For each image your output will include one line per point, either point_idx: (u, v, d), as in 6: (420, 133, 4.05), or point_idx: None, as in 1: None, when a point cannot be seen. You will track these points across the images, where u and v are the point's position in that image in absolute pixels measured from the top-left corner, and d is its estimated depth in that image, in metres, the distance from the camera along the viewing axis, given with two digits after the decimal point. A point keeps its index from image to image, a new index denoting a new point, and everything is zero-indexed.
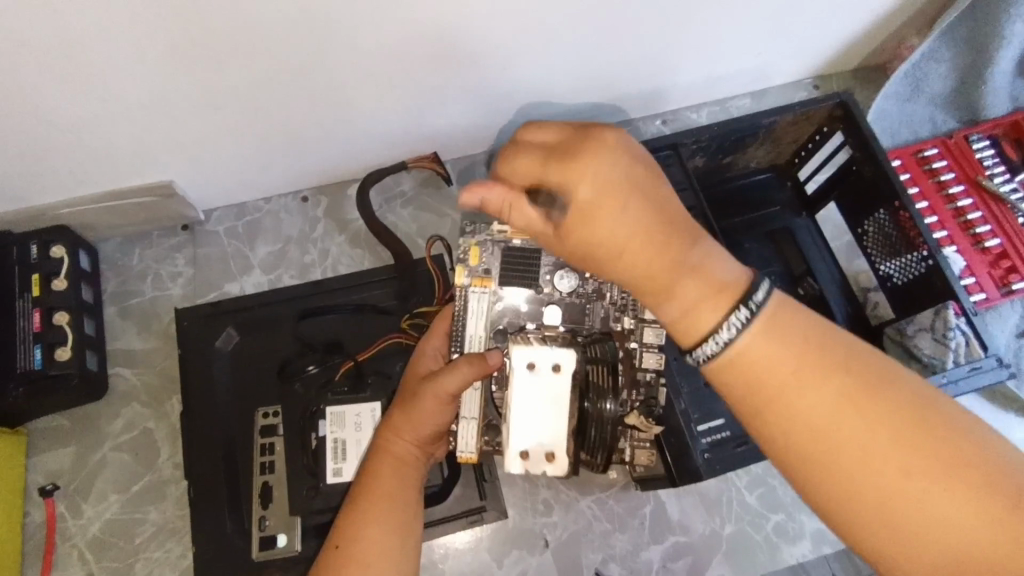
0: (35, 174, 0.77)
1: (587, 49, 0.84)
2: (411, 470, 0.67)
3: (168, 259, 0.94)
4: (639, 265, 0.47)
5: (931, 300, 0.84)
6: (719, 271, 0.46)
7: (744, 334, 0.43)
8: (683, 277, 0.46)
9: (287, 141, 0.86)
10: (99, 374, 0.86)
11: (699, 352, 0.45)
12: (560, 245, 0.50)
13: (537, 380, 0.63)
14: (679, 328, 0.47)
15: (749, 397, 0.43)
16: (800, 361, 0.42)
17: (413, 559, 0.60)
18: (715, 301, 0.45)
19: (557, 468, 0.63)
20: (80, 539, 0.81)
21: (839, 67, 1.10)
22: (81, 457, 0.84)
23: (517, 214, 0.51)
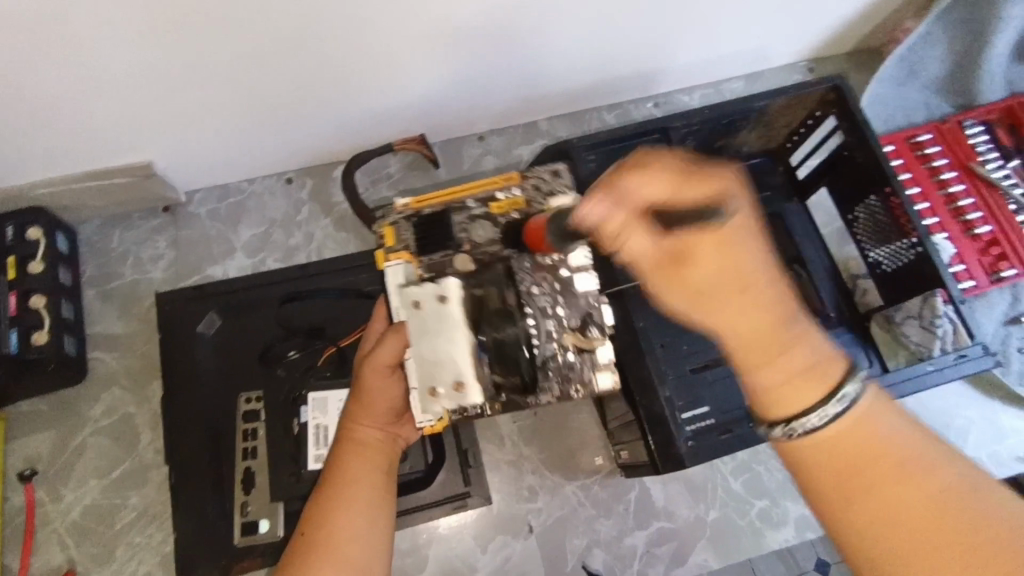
0: (10, 152, 0.75)
1: (578, 28, 0.82)
2: (379, 451, 0.65)
3: (149, 241, 0.93)
4: (739, 329, 0.40)
5: (923, 288, 0.83)
6: (819, 344, 0.41)
7: (850, 413, 0.39)
8: (797, 337, 0.41)
9: (270, 121, 0.85)
10: (79, 358, 0.84)
11: (790, 428, 0.40)
12: (673, 285, 0.41)
13: (425, 320, 0.58)
14: (774, 397, 0.41)
15: (835, 476, 0.39)
16: (909, 440, 0.39)
17: (383, 538, 0.60)
18: (809, 377, 0.40)
19: (470, 396, 0.56)
20: (60, 524, 0.80)
21: (833, 50, 1.09)
22: (61, 441, 0.83)
23: (630, 238, 0.42)
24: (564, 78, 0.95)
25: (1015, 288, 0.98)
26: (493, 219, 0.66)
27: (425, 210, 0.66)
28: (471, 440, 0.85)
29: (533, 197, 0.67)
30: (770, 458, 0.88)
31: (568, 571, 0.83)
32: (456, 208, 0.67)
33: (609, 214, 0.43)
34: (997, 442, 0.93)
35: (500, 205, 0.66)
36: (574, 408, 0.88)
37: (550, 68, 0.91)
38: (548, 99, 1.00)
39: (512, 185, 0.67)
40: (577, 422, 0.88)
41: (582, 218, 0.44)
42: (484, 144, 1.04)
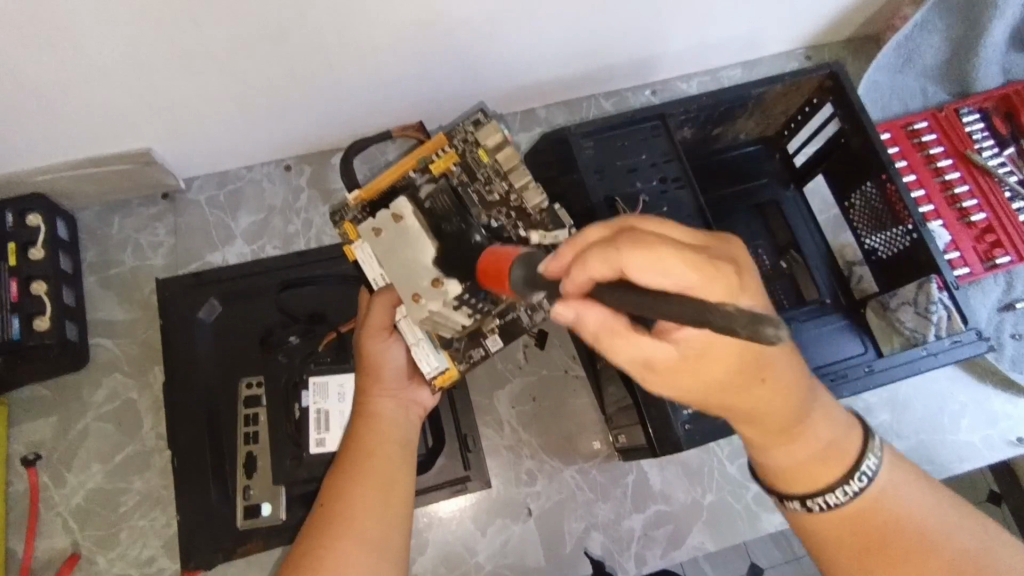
0: (8, 138, 0.75)
1: (573, 15, 0.82)
2: (392, 422, 0.67)
3: (148, 228, 0.93)
4: (762, 420, 0.45)
5: (919, 273, 0.83)
6: (842, 424, 0.48)
7: (869, 490, 0.48)
8: (812, 426, 0.46)
9: (268, 108, 0.85)
10: (80, 344, 0.85)
11: (811, 502, 0.49)
12: (677, 381, 0.40)
13: (388, 239, 0.66)
14: (795, 474, 0.48)
15: (860, 548, 0.48)
16: (922, 511, 0.48)
17: (397, 508, 0.62)
18: (827, 459, 0.47)
19: (449, 287, 0.63)
20: (64, 508, 0.81)
21: (831, 37, 1.09)
22: (64, 426, 0.83)
23: (615, 347, 0.40)
24: (560, 65, 0.95)
25: (1009, 275, 0.98)
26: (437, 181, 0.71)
27: (374, 198, 0.71)
28: (470, 425, 0.86)
29: (463, 149, 0.71)
30: None
31: (567, 554, 0.84)
32: (402, 182, 0.72)
33: (583, 302, 0.40)
34: (990, 426, 0.94)
35: (438, 165, 0.71)
36: (573, 392, 0.89)
37: (547, 55, 0.91)
38: (544, 86, 1.01)
39: (442, 145, 0.72)
40: (575, 407, 0.89)
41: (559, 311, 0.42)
42: None
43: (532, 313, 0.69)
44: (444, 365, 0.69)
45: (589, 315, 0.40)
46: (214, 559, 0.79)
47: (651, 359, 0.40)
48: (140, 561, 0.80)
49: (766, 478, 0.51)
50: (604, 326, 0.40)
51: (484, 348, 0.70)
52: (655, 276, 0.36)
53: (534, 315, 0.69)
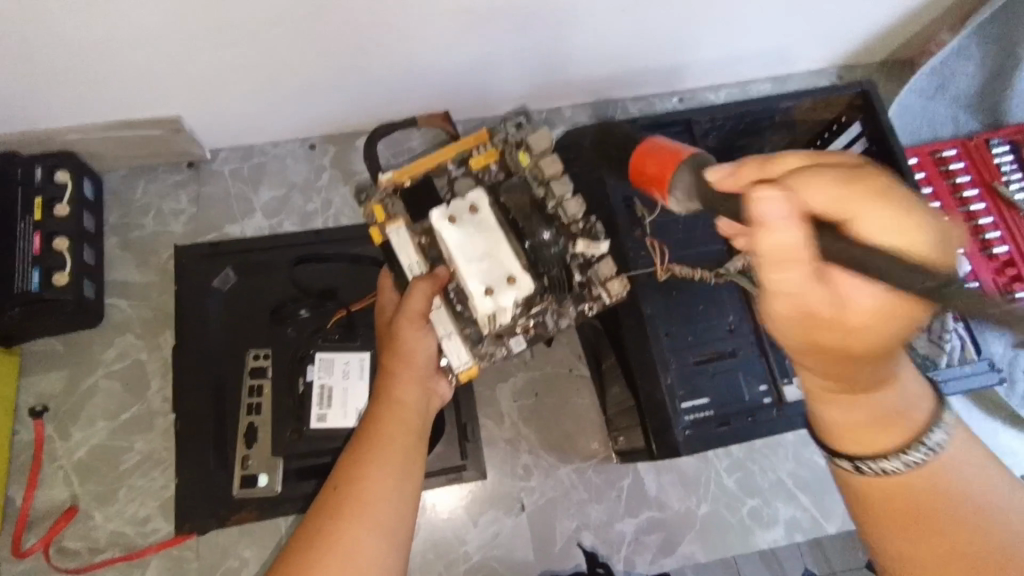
0: (44, 94, 0.77)
1: (606, 17, 0.83)
2: (414, 410, 0.68)
3: (171, 195, 0.94)
4: (844, 379, 0.45)
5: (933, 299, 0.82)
6: (912, 393, 0.47)
7: (930, 461, 0.46)
8: (889, 394, 0.47)
9: (297, 87, 0.86)
10: (95, 302, 0.85)
11: (861, 464, 0.47)
12: (819, 334, 0.43)
13: (464, 228, 0.68)
14: (850, 435, 0.48)
15: (899, 511, 0.46)
16: (979, 488, 0.45)
17: (413, 501, 0.63)
18: (891, 428, 0.47)
19: (524, 283, 0.66)
20: (66, 461, 0.80)
21: (862, 59, 1.08)
22: (73, 381, 0.84)
23: (778, 249, 0.41)
24: (590, 66, 0.96)
25: None
26: (474, 175, 0.74)
27: (409, 182, 0.73)
28: (470, 416, 0.86)
29: (504, 149, 0.73)
30: (765, 458, 0.89)
31: (557, 552, 0.83)
32: (438, 175, 0.74)
33: (789, 220, 0.41)
34: None
35: (478, 161, 0.73)
36: (575, 391, 0.89)
37: (581, 55, 0.92)
38: (573, 85, 1.01)
39: (483, 143, 0.74)
40: (576, 407, 0.89)
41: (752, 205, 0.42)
42: None
43: (556, 317, 0.72)
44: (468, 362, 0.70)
45: (783, 235, 0.41)
46: (208, 525, 0.78)
47: (799, 299, 0.42)
48: (136, 520, 0.79)
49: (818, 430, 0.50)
50: (788, 253, 0.41)
51: (509, 345, 0.72)
52: (883, 240, 0.41)
53: (560, 320, 0.72)
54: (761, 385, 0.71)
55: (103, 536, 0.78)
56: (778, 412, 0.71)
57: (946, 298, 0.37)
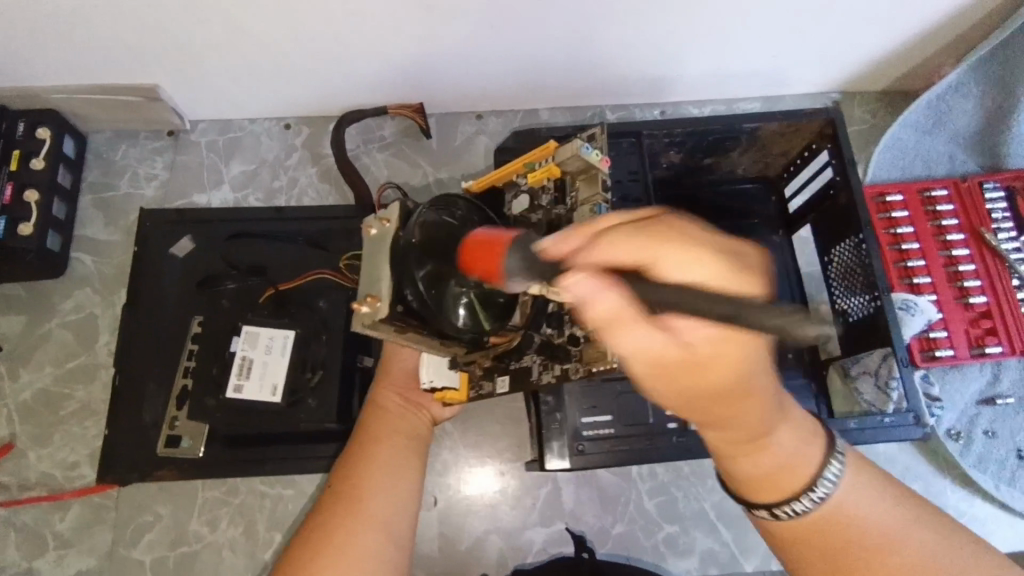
0: (26, 53, 0.81)
1: (574, 20, 0.82)
2: (399, 415, 0.75)
3: (148, 160, 0.98)
4: (731, 427, 0.42)
5: (875, 344, 0.78)
6: (800, 436, 0.45)
7: (828, 501, 0.44)
8: (780, 434, 0.44)
9: (270, 66, 0.88)
10: (59, 254, 0.90)
11: (777, 510, 0.46)
12: (686, 388, 0.39)
13: None
14: (754, 484, 0.46)
15: (814, 554, 0.45)
16: (879, 518, 0.44)
17: (412, 491, 0.68)
18: (790, 469, 0.45)
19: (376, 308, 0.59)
20: (11, 400, 0.85)
21: (863, 87, 1.03)
22: (30, 326, 0.89)
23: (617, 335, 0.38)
24: (565, 72, 0.95)
25: (995, 369, 0.91)
26: (534, 193, 0.71)
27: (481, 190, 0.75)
28: None
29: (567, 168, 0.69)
30: (691, 486, 0.87)
31: (462, 551, 0.83)
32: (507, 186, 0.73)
33: (598, 290, 0.38)
34: None
35: (535, 177, 0.70)
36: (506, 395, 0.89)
37: (554, 58, 0.91)
38: (551, 90, 1.00)
39: (546, 156, 0.69)
40: (504, 410, 0.88)
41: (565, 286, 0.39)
42: (479, 122, 1.03)
43: (541, 369, 0.67)
44: (455, 385, 0.74)
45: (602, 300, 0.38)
46: (129, 478, 0.82)
47: (651, 356, 0.38)
48: (65, 464, 0.83)
49: (732, 486, 0.48)
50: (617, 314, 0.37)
51: (493, 385, 0.72)
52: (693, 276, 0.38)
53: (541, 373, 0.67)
54: (669, 408, 0.70)
55: (33, 475, 0.83)
56: (682, 437, 0.69)
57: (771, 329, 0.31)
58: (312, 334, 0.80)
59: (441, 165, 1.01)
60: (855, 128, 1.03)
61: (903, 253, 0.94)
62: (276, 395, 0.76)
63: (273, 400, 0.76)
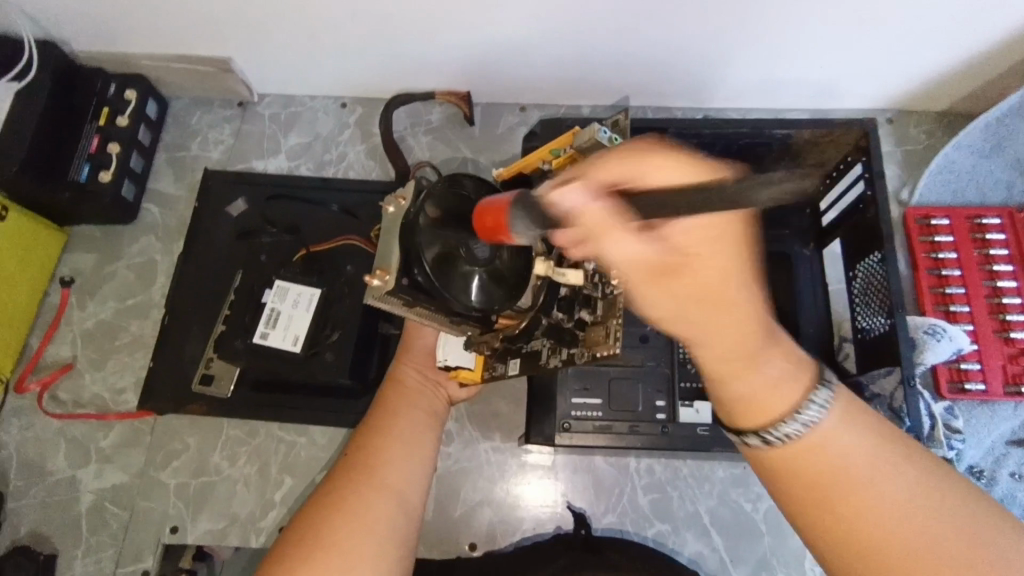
0: (122, 22, 0.92)
1: (614, 17, 0.84)
2: (417, 391, 0.77)
3: (218, 127, 1.08)
4: (727, 344, 0.44)
5: (883, 364, 0.77)
6: (793, 362, 0.47)
7: (812, 431, 0.45)
8: (767, 357, 0.46)
9: (330, 46, 0.95)
10: (132, 202, 1.01)
11: (765, 437, 0.46)
12: (672, 288, 0.42)
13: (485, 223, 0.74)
14: (746, 408, 0.47)
15: (803, 488, 0.46)
16: (867, 454, 0.44)
17: (423, 466, 0.70)
18: (781, 386, 0.46)
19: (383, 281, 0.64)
20: (77, 327, 0.96)
21: (920, 106, 0.99)
22: (100, 264, 0.99)
23: (606, 239, 0.42)
24: (606, 72, 0.97)
25: None
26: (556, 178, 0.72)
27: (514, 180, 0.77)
28: None
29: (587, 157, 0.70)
30: (687, 487, 0.86)
31: (453, 518, 0.86)
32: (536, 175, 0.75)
33: (590, 198, 0.44)
34: None
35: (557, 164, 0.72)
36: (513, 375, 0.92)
37: (595, 57, 0.93)
38: (594, 88, 1.01)
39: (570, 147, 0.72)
40: (510, 390, 0.91)
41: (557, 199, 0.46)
42: (522, 115, 1.06)
43: (549, 353, 0.69)
44: (471, 365, 0.76)
45: (590, 214, 0.43)
46: (165, 408, 0.91)
47: (632, 262, 0.42)
48: (114, 389, 0.93)
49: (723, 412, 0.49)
50: (604, 220, 0.42)
51: (505, 367, 0.73)
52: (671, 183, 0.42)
53: (551, 356, 0.68)
54: (658, 399, 0.73)
55: (87, 395, 0.93)
56: (667, 429, 0.72)
57: (734, 195, 0.36)
58: (336, 297, 0.87)
59: (481, 151, 1.06)
60: (908, 147, 1.00)
61: (942, 279, 0.91)
62: (298, 344, 0.82)
63: (293, 350, 0.82)
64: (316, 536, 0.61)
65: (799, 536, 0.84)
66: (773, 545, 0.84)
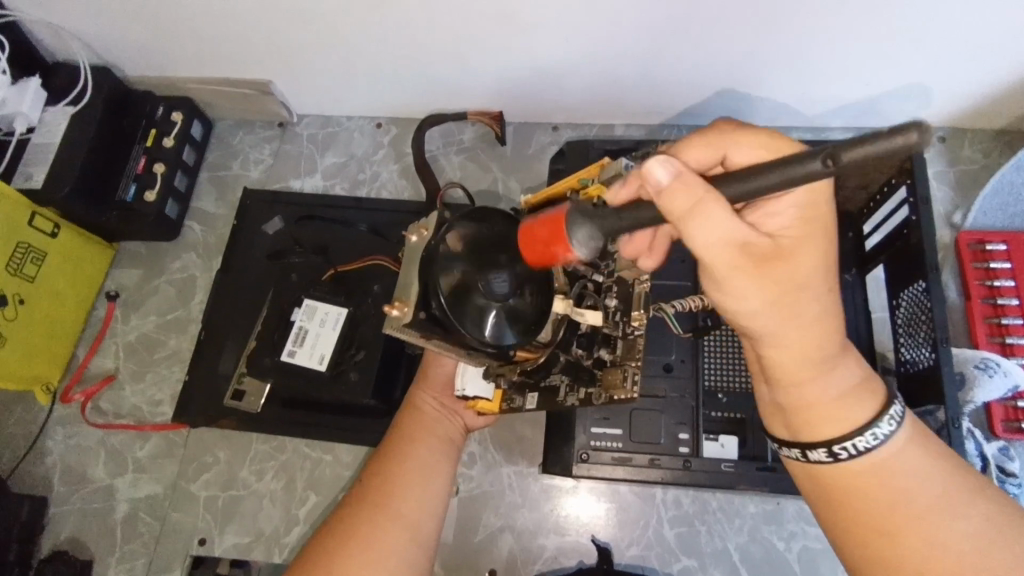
0: (171, 48, 0.96)
1: (649, 36, 0.82)
2: (433, 417, 0.76)
3: (258, 147, 1.11)
4: (808, 342, 0.50)
5: (929, 399, 0.72)
6: (858, 376, 0.52)
7: (879, 453, 0.50)
8: (844, 361, 0.52)
9: (365, 69, 0.97)
10: (175, 221, 1.05)
11: (835, 448, 0.51)
12: (758, 271, 0.49)
13: None
14: (815, 412, 0.52)
15: (868, 520, 0.50)
16: (933, 482, 0.49)
17: (440, 495, 0.70)
18: (856, 395, 0.51)
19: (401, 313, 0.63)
20: (120, 339, 1.00)
21: (976, 123, 0.94)
22: (144, 279, 1.04)
23: (700, 215, 0.47)
24: (640, 91, 0.95)
25: None
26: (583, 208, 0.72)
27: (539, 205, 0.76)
28: None
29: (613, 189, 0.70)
30: (717, 522, 0.83)
31: (474, 544, 0.85)
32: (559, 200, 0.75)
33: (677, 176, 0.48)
34: None
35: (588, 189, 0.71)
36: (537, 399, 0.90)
37: (627, 77, 0.92)
38: (627, 107, 0.99)
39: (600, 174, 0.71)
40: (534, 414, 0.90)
41: (647, 177, 0.49)
42: (554, 134, 1.06)
43: (567, 390, 0.69)
44: (489, 396, 0.74)
45: (680, 189, 0.47)
46: (197, 421, 0.93)
47: (718, 240, 0.47)
48: (152, 400, 0.96)
49: (788, 424, 0.54)
50: (700, 198, 0.47)
51: (523, 400, 0.72)
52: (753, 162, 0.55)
53: (566, 394, 0.69)
54: (681, 432, 0.73)
55: (127, 406, 0.97)
56: (691, 462, 0.72)
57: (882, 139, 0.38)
58: (362, 317, 0.88)
59: (512, 171, 1.05)
60: (961, 168, 0.94)
61: (998, 308, 0.86)
62: (323, 364, 0.83)
63: (319, 369, 0.83)
64: (328, 567, 0.62)
65: None
66: None
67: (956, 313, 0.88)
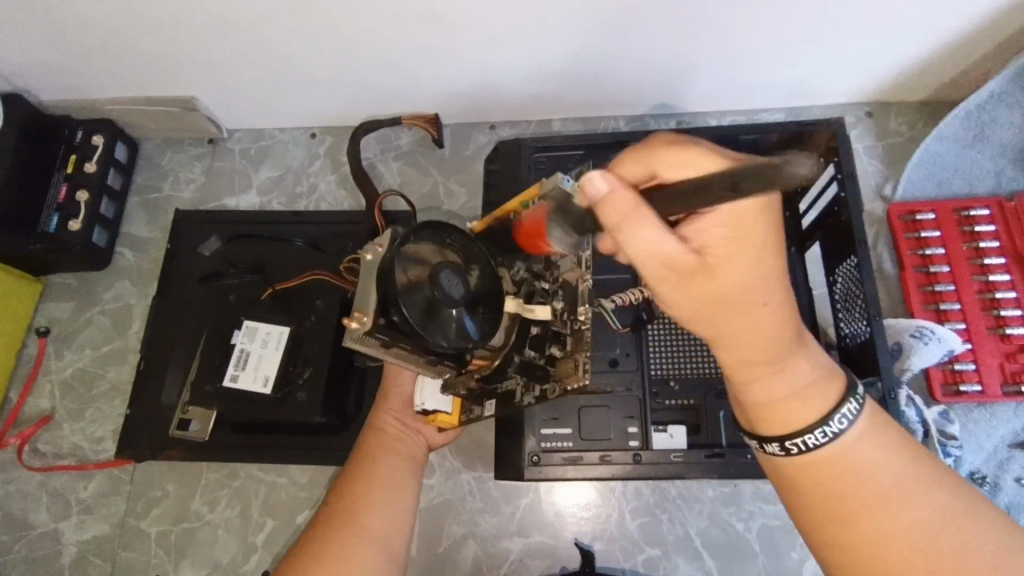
0: (84, 69, 0.92)
1: (578, 31, 0.82)
2: (397, 437, 0.75)
3: (189, 165, 1.07)
4: (744, 347, 0.49)
5: (866, 372, 0.73)
6: (809, 378, 0.50)
7: (836, 441, 0.49)
8: (797, 363, 0.50)
9: (292, 80, 0.94)
10: (104, 249, 1.01)
11: (788, 445, 0.50)
12: (690, 284, 0.48)
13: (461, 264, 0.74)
14: (766, 413, 0.51)
15: (823, 512, 0.49)
16: (892, 471, 0.48)
17: (406, 512, 0.69)
18: (822, 390, 0.50)
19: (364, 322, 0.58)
20: (55, 377, 0.96)
21: (900, 96, 0.96)
22: (76, 312, 1.00)
23: (634, 229, 0.48)
24: (574, 86, 0.94)
25: None
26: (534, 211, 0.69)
27: None
28: None
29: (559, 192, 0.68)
30: (677, 510, 0.84)
31: (438, 554, 0.84)
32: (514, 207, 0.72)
33: (613, 193, 0.48)
34: None
35: None
36: None
37: (560, 73, 0.91)
38: (563, 103, 0.99)
39: None
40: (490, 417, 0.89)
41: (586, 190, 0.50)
42: (492, 133, 1.05)
43: (523, 391, 0.67)
44: (448, 408, 0.72)
45: (614, 203, 0.48)
46: (143, 455, 0.90)
47: (663, 257, 0.48)
48: (93, 437, 0.92)
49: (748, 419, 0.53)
50: (632, 210, 0.48)
51: (481, 409, 0.70)
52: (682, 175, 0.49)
53: (524, 394, 0.67)
54: (630, 425, 0.74)
55: (66, 445, 0.93)
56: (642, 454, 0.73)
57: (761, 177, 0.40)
58: (306, 333, 0.86)
59: (452, 174, 1.04)
60: (889, 141, 0.97)
61: (931, 276, 0.89)
62: (268, 386, 0.80)
63: (264, 392, 0.80)
64: None
65: (795, 556, 0.81)
66: (768, 566, 0.81)
67: (891, 284, 0.91)
